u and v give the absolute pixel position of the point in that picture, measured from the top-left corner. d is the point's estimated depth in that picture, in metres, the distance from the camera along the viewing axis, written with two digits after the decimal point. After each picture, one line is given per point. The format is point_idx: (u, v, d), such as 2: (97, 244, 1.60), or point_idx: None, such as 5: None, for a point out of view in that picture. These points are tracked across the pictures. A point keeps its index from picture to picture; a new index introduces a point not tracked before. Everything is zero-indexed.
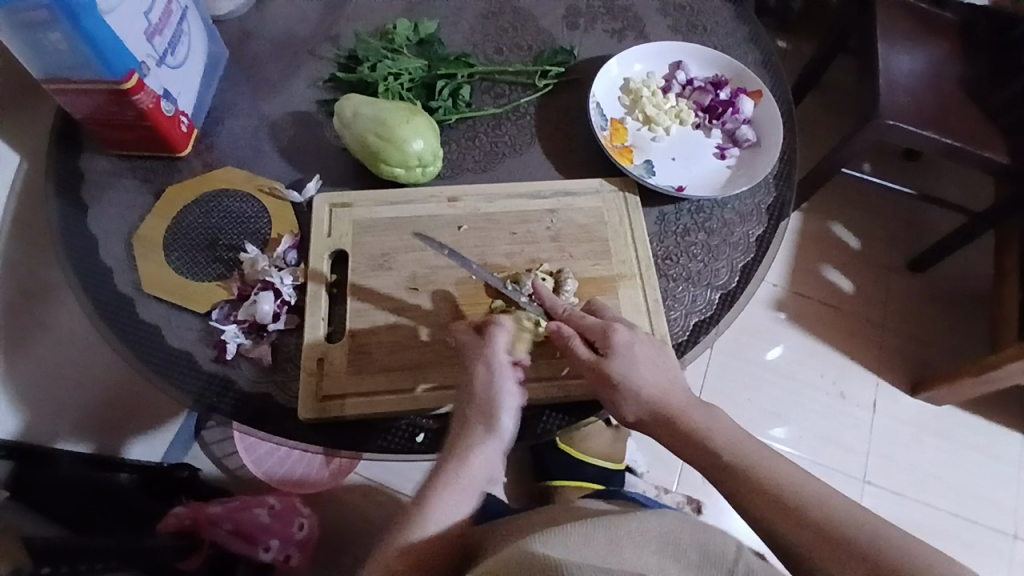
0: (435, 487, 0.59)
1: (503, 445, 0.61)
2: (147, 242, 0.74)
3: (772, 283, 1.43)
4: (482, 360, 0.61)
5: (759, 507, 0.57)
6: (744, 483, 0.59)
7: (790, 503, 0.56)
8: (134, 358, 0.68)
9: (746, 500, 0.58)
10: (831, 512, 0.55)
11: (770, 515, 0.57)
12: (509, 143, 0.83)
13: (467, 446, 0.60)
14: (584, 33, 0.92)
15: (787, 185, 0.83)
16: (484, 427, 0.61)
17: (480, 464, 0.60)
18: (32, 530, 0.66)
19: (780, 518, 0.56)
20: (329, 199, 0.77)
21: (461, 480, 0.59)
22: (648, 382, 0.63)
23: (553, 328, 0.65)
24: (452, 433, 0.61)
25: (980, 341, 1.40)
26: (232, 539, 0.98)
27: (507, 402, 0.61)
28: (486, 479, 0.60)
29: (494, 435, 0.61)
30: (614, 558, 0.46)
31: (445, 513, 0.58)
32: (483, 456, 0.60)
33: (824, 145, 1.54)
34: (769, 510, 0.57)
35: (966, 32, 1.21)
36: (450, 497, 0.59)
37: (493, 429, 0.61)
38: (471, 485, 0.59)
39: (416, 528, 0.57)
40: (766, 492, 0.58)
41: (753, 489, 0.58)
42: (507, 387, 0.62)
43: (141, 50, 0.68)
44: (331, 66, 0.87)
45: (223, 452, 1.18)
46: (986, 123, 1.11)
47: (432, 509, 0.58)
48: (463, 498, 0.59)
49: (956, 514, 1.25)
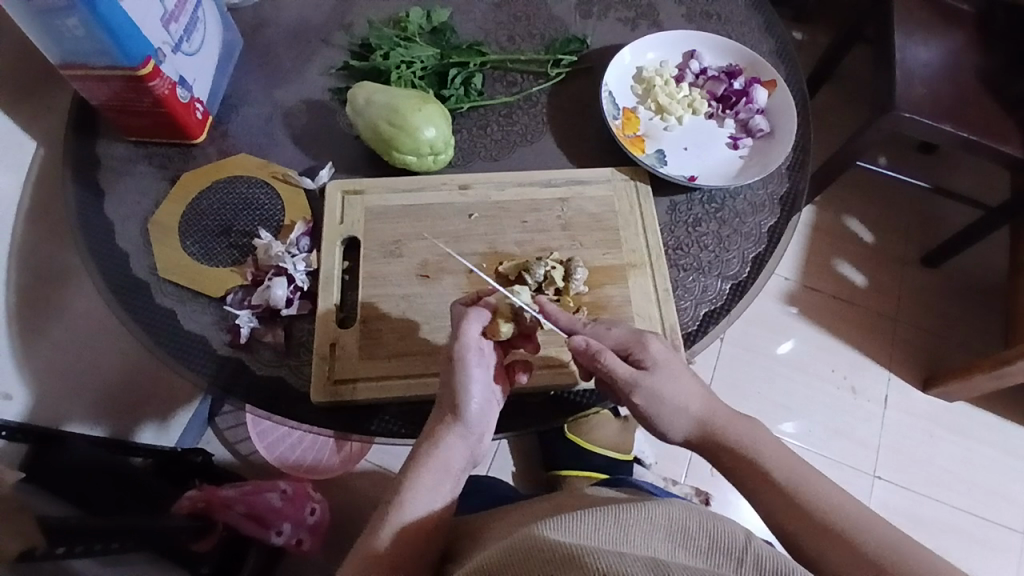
0: (410, 473, 0.59)
1: (475, 432, 0.61)
2: (163, 228, 0.75)
3: (784, 276, 1.43)
4: (468, 353, 0.60)
5: (776, 504, 0.60)
6: (757, 479, 0.61)
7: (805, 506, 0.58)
8: (150, 342, 0.69)
9: (764, 495, 0.61)
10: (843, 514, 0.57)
11: (782, 512, 0.59)
12: (521, 132, 0.83)
13: (439, 433, 0.60)
14: (597, 22, 0.92)
15: (800, 175, 0.83)
16: (453, 417, 0.60)
17: (451, 450, 0.60)
18: (48, 510, 0.67)
19: (793, 521, 0.58)
20: (341, 186, 0.77)
21: (448, 467, 0.59)
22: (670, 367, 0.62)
23: (581, 343, 0.61)
24: (438, 424, 0.61)
25: (993, 336, 1.39)
26: (245, 522, 0.99)
27: (472, 391, 0.60)
28: (459, 465, 0.60)
29: (460, 423, 0.60)
30: (621, 543, 0.47)
31: (426, 498, 0.58)
32: (454, 444, 0.60)
33: (838, 136, 1.53)
34: (783, 510, 0.59)
35: (985, 23, 1.20)
36: (425, 482, 0.58)
37: (459, 417, 0.60)
38: (442, 470, 0.59)
39: (394, 516, 0.57)
40: (785, 491, 0.60)
41: (769, 489, 0.60)
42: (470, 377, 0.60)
43: (157, 37, 0.69)
44: (344, 55, 0.87)
45: (236, 437, 1.20)
46: (1004, 115, 1.10)
47: (423, 496, 0.58)
48: (441, 483, 0.59)
49: (968, 510, 1.25)
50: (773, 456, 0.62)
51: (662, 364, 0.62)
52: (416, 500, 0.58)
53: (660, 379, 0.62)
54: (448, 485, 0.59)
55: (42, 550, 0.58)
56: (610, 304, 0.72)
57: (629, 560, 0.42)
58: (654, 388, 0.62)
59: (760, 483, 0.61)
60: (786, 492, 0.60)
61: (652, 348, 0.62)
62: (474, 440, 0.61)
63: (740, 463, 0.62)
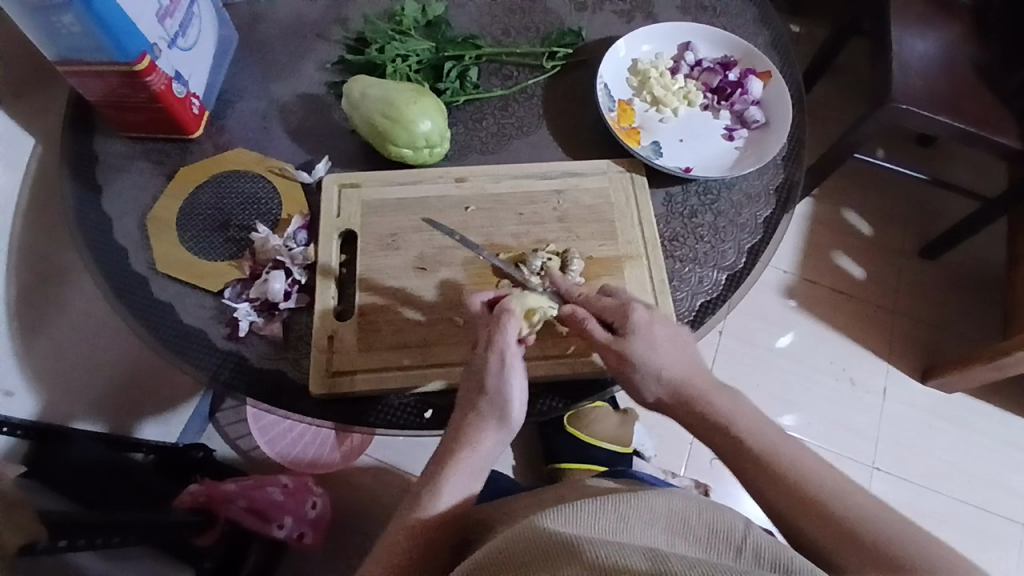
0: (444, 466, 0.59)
1: (511, 425, 0.62)
2: (161, 223, 0.75)
3: (782, 269, 1.43)
4: (511, 353, 0.61)
5: (767, 484, 0.58)
6: (749, 459, 0.59)
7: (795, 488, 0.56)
8: (149, 336, 0.70)
9: (757, 480, 0.59)
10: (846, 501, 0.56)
11: (775, 496, 0.57)
12: (516, 126, 0.84)
13: (478, 428, 0.61)
14: (592, 15, 0.92)
15: (795, 166, 0.83)
16: (494, 416, 0.61)
17: (488, 444, 0.61)
18: (50, 505, 0.67)
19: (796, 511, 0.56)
20: (337, 180, 0.77)
21: (481, 463, 0.60)
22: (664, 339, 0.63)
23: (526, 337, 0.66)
24: (476, 420, 0.61)
25: (990, 327, 1.39)
26: (246, 516, 1.00)
27: (520, 388, 0.61)
28: (490, 456, 0.61)
29: (500, 419, 0.61)
30: (621, 534, 0.47)
31: (460, 491, 0.59)
32: (490, 437, 0.61)
33: (835, 128, 1.53)
34: (784, 497, 0.57)
35: (980, 14, 1.20)
36: (461, 475, 0.59)
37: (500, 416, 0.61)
38: (475, 462, 0.60)
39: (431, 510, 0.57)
40: (774, 474, 0.58)
41: (756, 470, 0.59)
42: (519, 374, 0.61)
43: (153, 32, 0.69)
44: (340, 49, 0.87)
45: (237, 433, 1.19)
46: (1000, 106, 1.10)
47: (455, 491, 0.58)
48: (470, 479, 0.60)
49: (968, 501, 1.25)
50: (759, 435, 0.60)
51: (645, 328, 0.63)
52: (451, 494, 0.58)
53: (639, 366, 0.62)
54: (477, 480, 0.60)
55: (44, 543, 0.59)
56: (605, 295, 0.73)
57: (626, 549, 0.42)
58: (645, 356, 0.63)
59: (748, 461, 0.60)
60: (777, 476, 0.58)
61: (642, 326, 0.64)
62: (506, 433, 0.62)
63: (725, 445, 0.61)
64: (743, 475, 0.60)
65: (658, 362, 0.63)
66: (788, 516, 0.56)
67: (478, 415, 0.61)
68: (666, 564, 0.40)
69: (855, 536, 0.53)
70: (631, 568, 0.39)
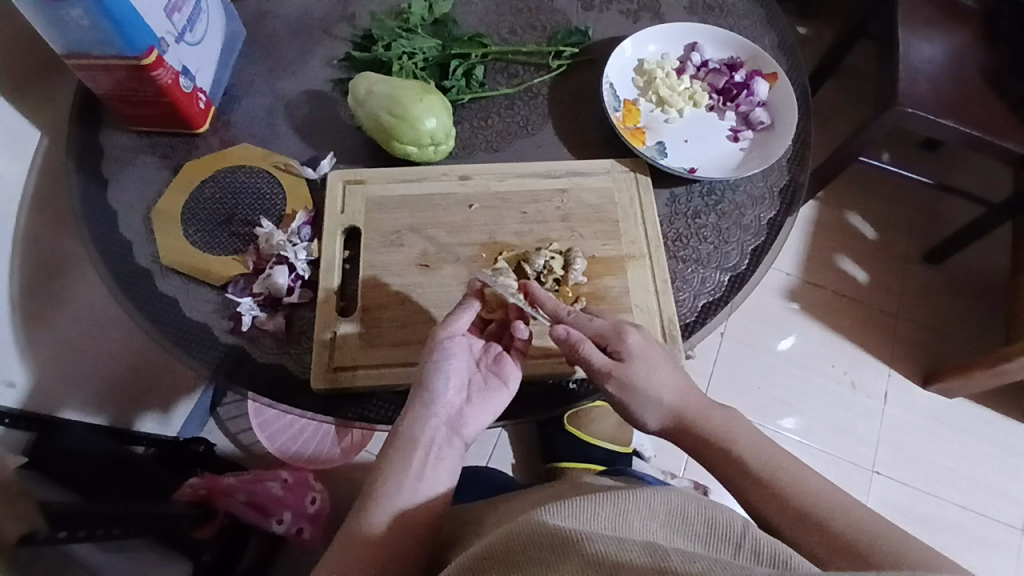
0: (385, 455, 0.59)
1: (447, 406, 0.62)
2: (166, 217, 0.75)
3: (785, 272, 1.43)
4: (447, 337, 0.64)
5: (759, 496, 0.59)
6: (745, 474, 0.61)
7: (791, 503, 0.57)
8: (152, 329, 0.70)
9: None
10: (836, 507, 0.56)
11: (769, 508, 0.58)
12: (521, 124, 0.84)
13: (412, 413, 0.61)
14: (599, 14, 0.92)
15: (800, 168, 0.83)
16: (431, 399, 0.61)
17: (427, 428, 0.60)
18: (51, 495, 0.68)
19: (791, 522, 0.57)
20: (342, 175, 0.78)
21: (427, 447, 0.60)
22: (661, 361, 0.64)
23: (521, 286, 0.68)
24: (416, 404, 0.61)
25: (993, 333, 1.39)
26: (245, 509, 1.00)
27: (448, 364, 0.63)
28: (432, 441, 0.60)
29: (429, 402, 0.61)
30: (621, 529, 0.47)
31: (405, 480, 0.58)
32: (427, 422, 0.61)
33: (841, 131, 1.53)
34: (778, 510, 0.58)
35: (989, 19, 1.19)
36: (401, 462, 0.58)
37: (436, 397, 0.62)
38: (414, 447, 0.59)
39: (378, 503, 0.57)
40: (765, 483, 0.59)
41: (751, 482, 0.60)
42: (442, 354, 0.63)
43: (161, 27, 0.69)
44: (346, 46, 0.88)
45: (238, 428, 1.19)
46: (1007, 112, 1.09)
47: (407, 479, 0.58)
48: (427, 468, 0.59)
49: (967, 507, 1.25)
50: (753, 450, 0.61)
51: (639, 354, 0.63)
52: (395, 483, 0.57)
53: (638, 368, 0.63)
54: (432, 468, 0.59)
55: (44, 533, 0.59)
56: (608, 295, 0.73)
57: (626, 543, 0.42)
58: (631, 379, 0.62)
59: (740, 475, 0.61)
60: (767, 485, 0.59)
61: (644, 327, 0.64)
62: (449, 419, 0.62)
63: (724, 457, 0.62)
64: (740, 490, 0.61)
65: (655, 386, 0.63)
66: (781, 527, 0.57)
67: (412, 402, 0.62)
68: (667, 559, 0.40)
69: (846, 547, 0.54)
70: (630, 563, 0.39)
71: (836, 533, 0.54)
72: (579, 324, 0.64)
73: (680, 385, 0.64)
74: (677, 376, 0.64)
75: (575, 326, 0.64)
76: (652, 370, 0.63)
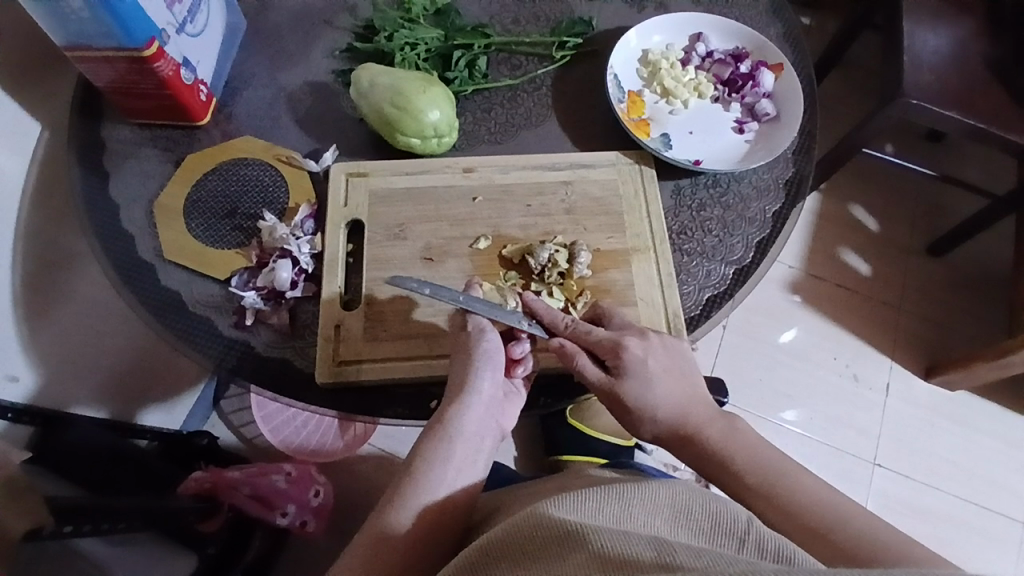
0: (424, 444, 0.58)
1: (490, 398, 0.61)
2: (168, 211, 0.75)
3: (788, 264, 1.42)
4: (481, 328, 0.64)
5: (760, 501, 0.59)
6: (745, 484, 0.60)
7: (792, 511, 0.57)
8: (154, 323, 0.70)
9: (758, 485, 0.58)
10: (837, 513, 0.56)
11: (778, 518, 0.58)
12: (525, 116, 0.83)
13: (455, 405, 0.60)
14: (602, 4, 0.91)
15: (806, 160, 0.83)
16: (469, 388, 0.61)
17: (470, 420, 0.60)
18: (54, 491, 0.67)
19: (795, 530, 0.57)
20: (345, 168, 0.77)
21: (465, 438, 0.59)
22: (660, 372, 0.62)
23: (558, 346, 0.63)
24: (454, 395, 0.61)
25: (996, 325, 1.39)
26: (251, 502, 1.00)
27: (492, 358, 0.62)
28: (473, 434, 0.59)
29: (472, 392, 0.61)
30: (626, 522, 0.46)
31: (443, 472, 0.57)
32: (471, 413, 0.60)
33: (844, 122, 1.52)
34: (781, 515, 0.58)
35: (994, 9, 1.18)
36: (441, 453, 0.57)
37: (475, 386, 0.61)
38: (458, 439, 0.58)
39: (417, 489, 0.56)
40: (765, 490, 0.59)
41: (748, 490, 0.60)
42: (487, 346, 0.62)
43: (161, 18, 0.69)
44: (348, 37, 0.87)
45: (240, 421, 1.20)
46: (1012, 103, 1.09)
47: (444, 472, 0.57)
48: (463, 458, 0.58)
49: (969, 499, 1.25)
50: (754, 456, 0.61)
51: (638, 369, 0.62)
52: (433, 475, 0.56)
53: (634, 384, 0.62)
54: (467, 460, 0.58)
55: (50, 528, 0.59)
56: (613, 288, 0.72)
57: (634, 538, 0.41)
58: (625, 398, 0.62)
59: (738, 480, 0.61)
60: (767, 492, 0.59)
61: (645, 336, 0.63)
62: (488, 413, 0.61)
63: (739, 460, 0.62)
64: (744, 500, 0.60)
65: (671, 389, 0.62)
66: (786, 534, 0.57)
67: (456, 392, 0.61)
68: (674, 556, 0.39)
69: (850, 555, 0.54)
70: (638, 560, 0.39)
71: (839, 543, 0.55)
72: (576, 336, 0.64)
73: (681, 390, 0.63)
74: (683, 377, 0.63)
75: (572, 340, 0.64)
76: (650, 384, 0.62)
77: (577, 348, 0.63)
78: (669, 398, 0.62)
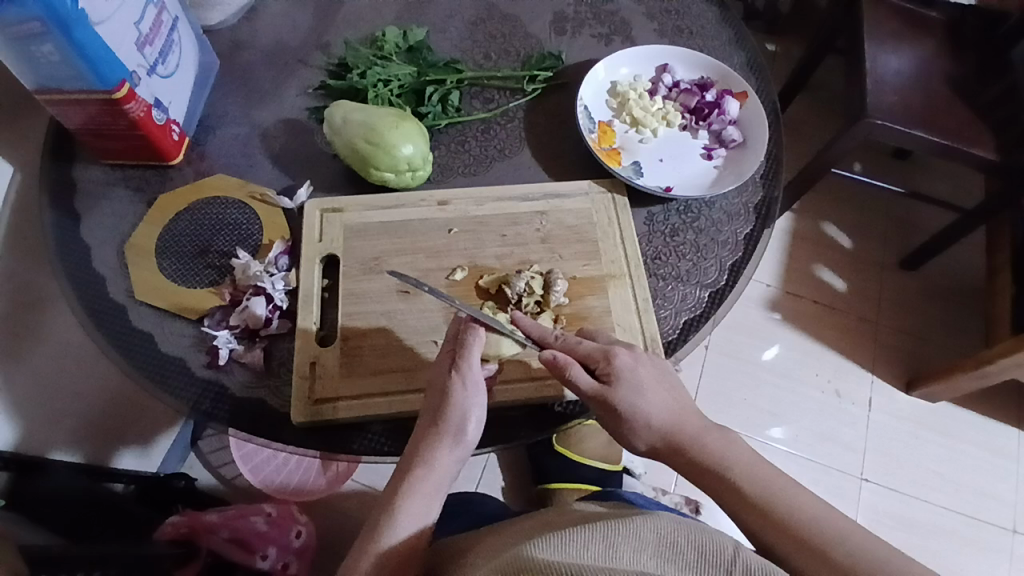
0: (403, 497, 0.58)
1: (466, 452, 0.61)
2: (140, 252, 0.74)
3: (765, 283, 1.44)
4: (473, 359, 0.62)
5: (755, 516, 0.59)
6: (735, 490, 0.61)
7: (788, 526, 0.57)
8: (128, 366, 0.69)
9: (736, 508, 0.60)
10: (826, 529, 0.57)
11: (777, 539, 0.58)
12: (498, 148, 0.84)
13: (430, 452, 0.60)
14: (572, 38, 0.93)
15: (773, 184, 0.84)
16: (450, 434, 0.61)
17: (444, 467, 0.60)
18: (28, 539, 0.66)
19: (795, 546, 0.57)
20: (320, 204, 0.77)
21: (439, 485, 0.60)
22: (650, 381, 0.63)
23: (549, 357, 0.62)
24: (431, 439, 0.61)
25: (971, 337, 1.41)
26: (227, 546, 0.98)
27: (473, 413, 0.61)
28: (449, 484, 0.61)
29: (454, 439, 0.61)
30: (612, 561, 0.46)
31: (419, 520, 0.58)
32: (444, 460, 0.60)
33: (813, 144, 1.55)
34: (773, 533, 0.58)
35: (952, 31, 1.22)
36: (415, 505, 0.58)
37: (457, 438, 0.61)
38: (435, 493, 0.59)
39: (390, 536, 0.57)
40: (752, 497, 0.60)
41: (704, 472, 0.62)
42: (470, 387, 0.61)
43: (131, 60, 0.69)
44: (321, 74, 0.88)
45: (220, 461, 1.17)
46: (975, 120, 1.12)
47: (414, 518, 0.58)
48: (431, 504, 0.59)
49: (956, 510, 1.26)
50: (747, 471, 0.61)
51: (627, 374, 0.63)
52: (405, 526, 0.57)
53: (625, 390, 0.62)
54: (436, 505, 0.60)
55: None
56: (589, 314, 0.73)
57: None
58: (620, 402, 0.62)
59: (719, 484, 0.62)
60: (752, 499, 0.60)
61: (618, 360, 0.63)
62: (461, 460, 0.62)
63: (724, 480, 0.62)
64: (707, 487, 0.63)
65: (646, 406, 0.63)
66: (745, 511, 0.60)
67: (427, 439, 0.61)
68: None
69: (803, 540, 0.56)
70: None
71: (789, 526, 0.57)
72: (568, 347, 0.65)
73: (676, 405, 0.64)
74: (665, 402, 0.63)
75: (563, 351, 0.65)
76: (640, 390, 0.63)
77: (570, 358, 0.63)
78: (671, 413, 0.63)
